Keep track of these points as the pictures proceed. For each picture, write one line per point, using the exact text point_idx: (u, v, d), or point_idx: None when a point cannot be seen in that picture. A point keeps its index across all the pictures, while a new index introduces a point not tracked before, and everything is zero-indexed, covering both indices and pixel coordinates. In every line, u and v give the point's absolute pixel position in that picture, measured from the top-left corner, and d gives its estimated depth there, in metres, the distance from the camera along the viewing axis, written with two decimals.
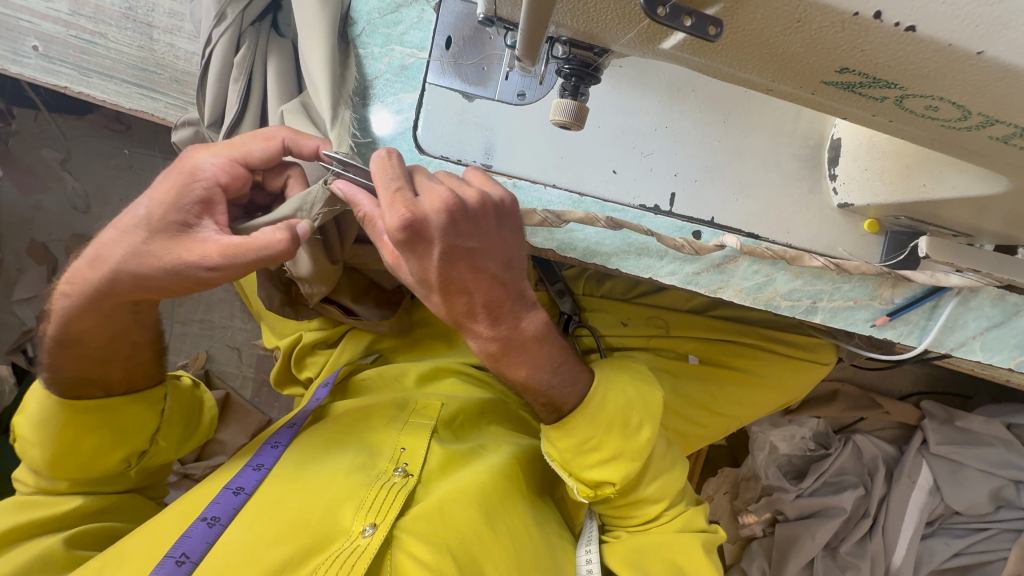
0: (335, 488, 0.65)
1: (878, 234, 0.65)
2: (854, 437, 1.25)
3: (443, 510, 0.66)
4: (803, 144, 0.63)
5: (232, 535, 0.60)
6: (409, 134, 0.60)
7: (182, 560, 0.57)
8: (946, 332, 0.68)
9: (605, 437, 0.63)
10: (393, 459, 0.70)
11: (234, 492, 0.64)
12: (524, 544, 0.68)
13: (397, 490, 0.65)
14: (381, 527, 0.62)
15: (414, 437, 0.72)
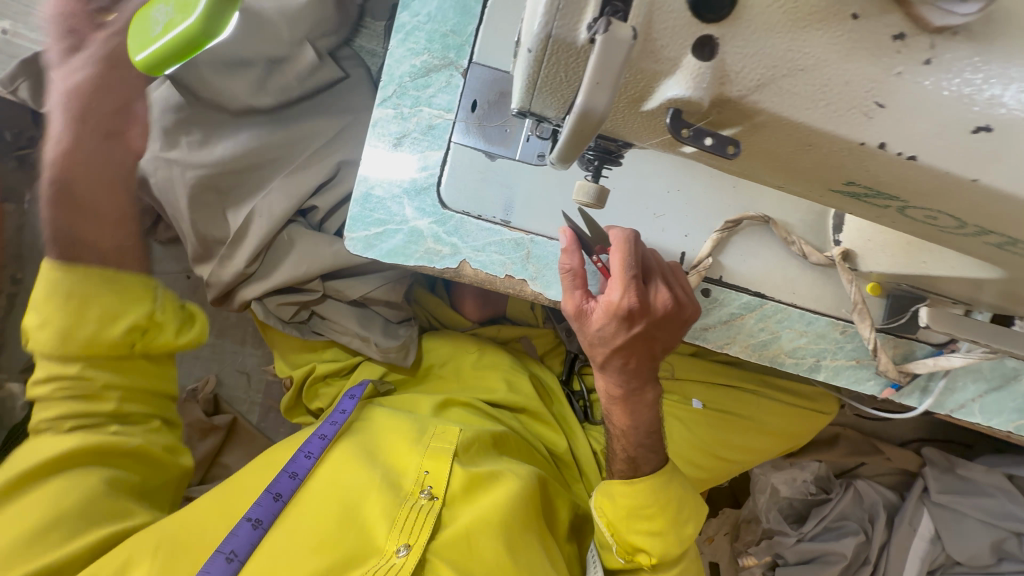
0: (365, 504, 0.67)
1: (880, 296, 0.66)
2: (855, 482, 1.25)
3: (467, 540, 0.68)
4: (809, 209, 0.66)
5: (274, 539, 0.63)
6: (434, 189, 0.63)
7: (232, 557, 0.60)
8: (945, 393, 0.69)
9: (660, 513, 0.72)
10: (418, 481, 0.72)
11: (274, 497, 0.66)
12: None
13: (425, 513, 0.68)
14: (414, 549, 0.64)
15: (437, 461, 0.73)
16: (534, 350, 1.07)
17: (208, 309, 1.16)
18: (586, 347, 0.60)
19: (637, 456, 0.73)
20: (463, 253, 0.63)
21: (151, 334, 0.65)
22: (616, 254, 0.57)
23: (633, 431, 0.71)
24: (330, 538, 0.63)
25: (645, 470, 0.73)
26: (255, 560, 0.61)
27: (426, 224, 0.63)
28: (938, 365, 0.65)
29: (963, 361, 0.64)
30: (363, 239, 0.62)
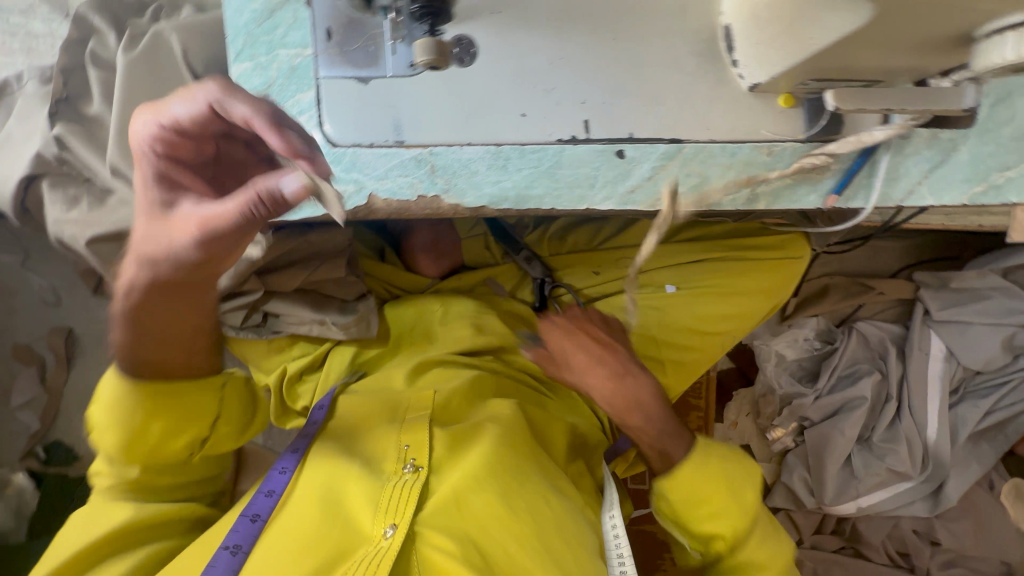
0: (347, 496, 0.67)
1: (796, 107, 0.64)
2: (856, 326, 1.25)
3: (457, 500, 0.67)
4: (698, 38, 0.63)
5: (255, 561, 0.63)
6: (318, 131, 0.61)
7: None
8: (890, 184, 0.68)
9: (718, 494, 0.79)
10: (400, 458, 0.71)
11: (251, 519, 0.67)
12: (536, 514, 0.68)
13: (410, 486, 0.67)
14: (401, 526, 0.63)
15: (414, 433, 0.74)
16: (502, 288, 1.06)
17: None
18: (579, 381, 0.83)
19: (658, 444, 0.81)
20: (368, 185, 0.63)
21: (202, 445, 0.74)
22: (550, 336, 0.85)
23: (627, 401, 0.81)
24: (317, 535, 0.63)
25: (671, 446, 0.81)
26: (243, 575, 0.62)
27: None
28: (862, 141, 0.62)
29: (886, 133, 0.61)
30: None
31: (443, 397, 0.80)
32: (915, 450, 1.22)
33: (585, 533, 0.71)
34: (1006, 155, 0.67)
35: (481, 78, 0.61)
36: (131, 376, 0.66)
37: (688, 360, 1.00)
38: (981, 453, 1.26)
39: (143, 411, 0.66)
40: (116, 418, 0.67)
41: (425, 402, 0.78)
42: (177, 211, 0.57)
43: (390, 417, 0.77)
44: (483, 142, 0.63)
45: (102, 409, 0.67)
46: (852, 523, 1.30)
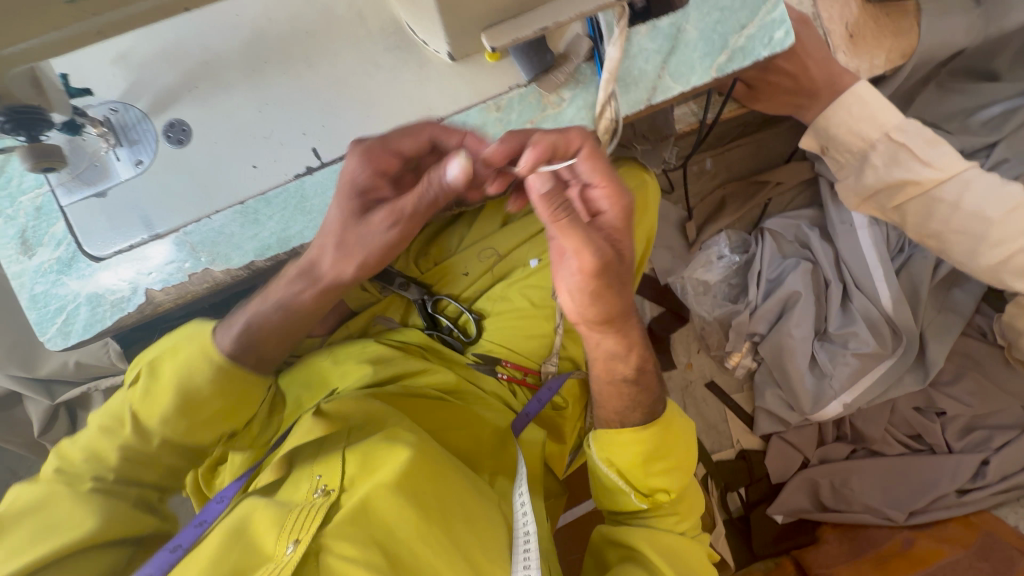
0: (253, 523, 0.65)
1: (504, 58, 0.65)
2: (765, 226, 1.20)
3: (365, 510, 0.66)
4: (385, 34, 0.65)
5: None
6: (81, 253, 0.65)
7: (174, 551, 0.63)
8: (628, 90, 0.67)
9: (669, 454, 0.76)
10: (313, 485, 0.71)
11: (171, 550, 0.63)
12: (442, 513, 0.69)
13: (318, 508, 0.66)
14: (301, 541, 0.61)
15: (328, 461, 0.73)
16: (392, 320, 1.07)
17: None
18: (599, 293, 0.60)
19: (624, 412, 0.76)
20: (142, 283, 0.66)
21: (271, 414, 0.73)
22: (579, 169, 0.57)
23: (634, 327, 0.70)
24: (219, 562, 0.60)
25: (638, 354, 0.73)
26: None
27: (99, 284, 0.65)
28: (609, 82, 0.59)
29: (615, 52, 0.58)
30: (57, 332, 0.65)
31: (357, 422, 0.80)
32: (876, 324, 1.13)
33: (494, 521, 0.73)
34: (734, 15, 0.66)
35: (203, 148, 0.65)
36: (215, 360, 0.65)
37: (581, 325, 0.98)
38: (953, 301, 1.16)
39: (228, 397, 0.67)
40: (228, 393, 0.67)
41: (339, 432, 0.78)
42: (371, 220, 0.61)
43: (309, 452, 0.76)
44: (229, 204, 0.65)
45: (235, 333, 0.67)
46: (849, 423, 1.22)
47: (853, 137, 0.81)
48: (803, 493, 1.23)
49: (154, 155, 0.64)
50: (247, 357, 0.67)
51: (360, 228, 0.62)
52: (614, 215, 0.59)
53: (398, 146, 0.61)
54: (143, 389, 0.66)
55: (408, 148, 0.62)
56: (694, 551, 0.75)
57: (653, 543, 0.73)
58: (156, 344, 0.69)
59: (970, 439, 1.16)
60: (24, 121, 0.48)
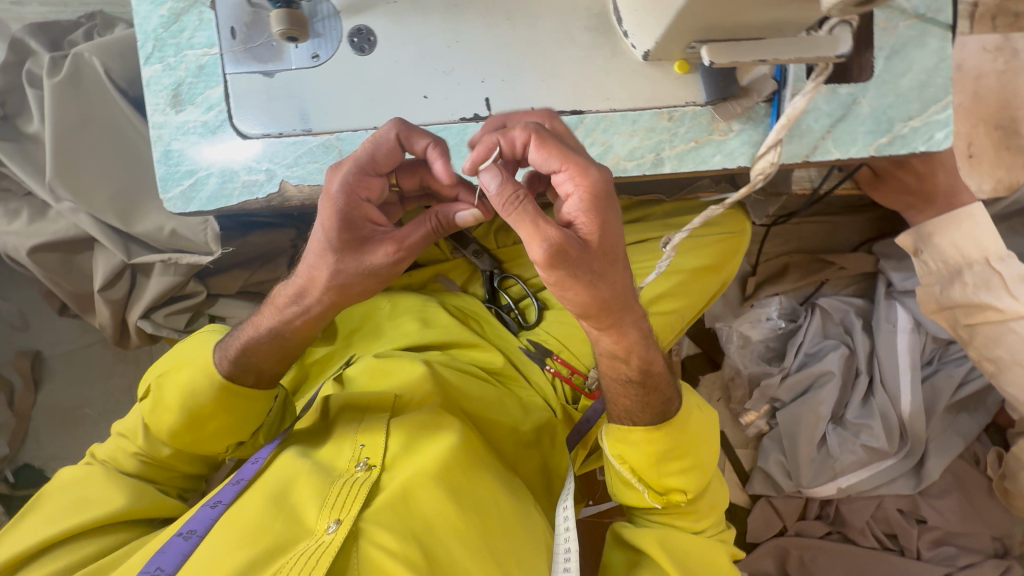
0: (293, 490, 0.60)
1: (692, 73, 0.66)
2: (818, 302, 1.25)
3: (408, 498, 0.60)
4: (590, 14, 0.66)
5: (205, 547, 0.55)
6: (230, 125, 0.64)
7: (188, 535, 0.55)
8: (795, 141, 0.68)
9: (685, 452, 0.76)
10: (354, 457, 0.65)
11: (210, 506, 0.59)
12: (488, 519, 0.61)
13: (361, 484, 0.60)
14: (344, 521, 0.55)
15: (372, 432, 0.67)
16: (453, 283, 1.08)
17: (144, 362, 1.19)
18: (569, 286, 0.53)
19: (634, 414, 0.74)
20: (279, 174, 0.65)
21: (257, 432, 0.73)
22: (532, 158, 0.54)
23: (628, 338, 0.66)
24: (252, 525, 0.56)
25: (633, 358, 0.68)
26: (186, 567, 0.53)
27: (235, 159, 0.64)
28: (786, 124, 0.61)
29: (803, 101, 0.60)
30: (180, 195, 0.63)
31: (404, 394, 0.75)
32: (890, 423, 1.18)
33: (541, 540, 0.65)
34: (907, 104, 0.69)
35: (383, 62, 0.64)
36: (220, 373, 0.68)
37: None
38: (962, 423, 1.22)
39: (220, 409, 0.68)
40: (231, 404, 0.69)
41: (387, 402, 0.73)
42: (372, 251, 0.60)
43: (351, 415, 0.71)
44: None
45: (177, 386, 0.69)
46: (835, 506, 1.26)
47: (953, 249, 0.87)
48: (771, 557, 1.28)
49: (332, 54, 0.63)
50: (239, 378, 0.68)
51: (363, 257, 0.60)
52: (579, 199, 0.53)
53: (381, 169, 0.59)
54: (153, 402, 0.69)
55: (391, 168, 0.60)
56: (706, 545, 0.77)
57: (664, 545, 0.74)
58: (160, 363, 0.73)
59: (938, 552, 1.22)
60: (292, 20, 0.58)
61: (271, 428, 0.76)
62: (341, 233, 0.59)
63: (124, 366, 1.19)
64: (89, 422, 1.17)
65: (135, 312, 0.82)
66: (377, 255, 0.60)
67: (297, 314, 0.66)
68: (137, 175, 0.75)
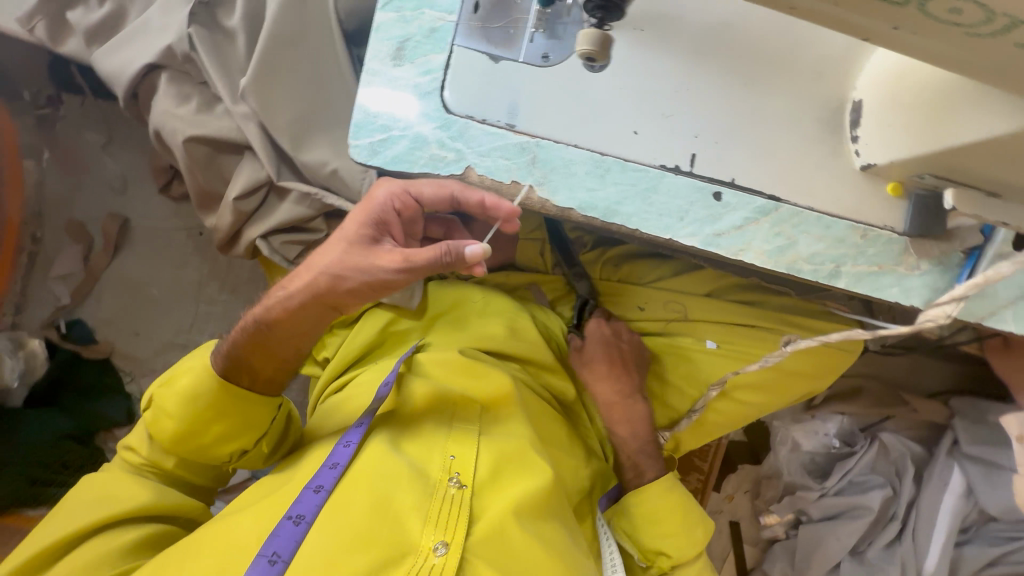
0: (394, 493, 0.62)
1: (901, 199, 0.64)
2: (880, 435, 1.20)
3: (501, 530, 0.63)
4: (825, 106, 0.63)
5: (316, 539, 0.57)
6: (438, 94, 0.63)
7: (274, 559, 0.55)
8: (974, 300, 0.65)
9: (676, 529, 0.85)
10: (445, 468, 0.66)
11: (314, 491, 0.61)
12: (569, 565, 0.64)
13: (458, 503, 0.63)
14: (453, 546, 0.59)
15: (463, 445, 0.69)
16: (544, 296, 1.03)
17: (220, 265, 1.18)
18: None
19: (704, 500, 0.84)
20: (468, 158, 0.63)
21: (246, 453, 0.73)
22: None
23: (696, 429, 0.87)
24: (361, 528, 0.58)
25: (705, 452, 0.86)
26: (299, 560, 0.55)
27: (430, 129, 0.63)
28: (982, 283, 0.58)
29: (1012, 268, 0.57)
30: (368, 145, 0.62)
31: (486, 404, 0.75)
32: None
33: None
34: None
35: (606, 85, 0.62)
36: (218, 369, 0.69)
37: (707, 419, 0.97)
38: None
39: (213, 414, 0.68)
40: (235, 410, 0.69)
41: (472, 411, 0.73)
42: (381, 250, 0.65)
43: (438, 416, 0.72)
44: (591, 147, 0.63)
45: (179, 393, 0.68)
46: None
47: None
48: None
49: (563, 59, 0.62)
50: (239, 376, 0.70)
51: (366, 257, 0.64)
52: None
53: (417, 192, 0.66)
54: (155, 411, 0.70)
55: (431, 198, 0.66)
56: None
57: None
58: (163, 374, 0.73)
59: None
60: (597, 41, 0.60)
61: (275, 439, 0.75)
62: (361, 230, 0.66)
63: (199, 260, 1.18)
64: (150, 301, 1.16)
65: (257, 230, 0.81)
66: (384, 258, 0.64)
67: (279, 298, 0.68)
68: (316, 104, 0.73)
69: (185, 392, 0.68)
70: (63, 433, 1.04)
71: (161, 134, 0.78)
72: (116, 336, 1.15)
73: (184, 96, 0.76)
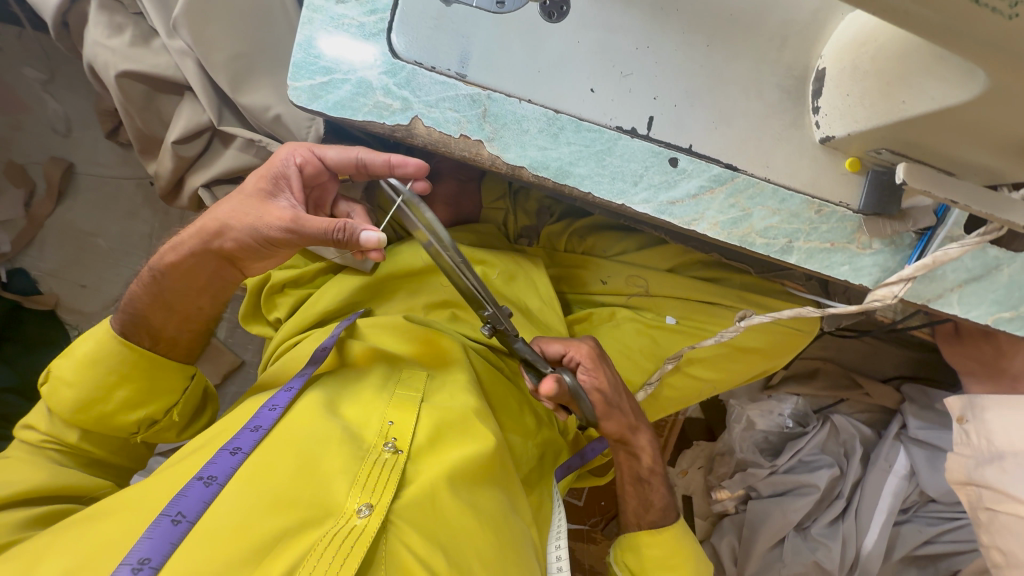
0: (324, 456, 0.60)
1: (860, 174, 0.63)
2: (832, 417, 1.23)
3: (433, 497, 0.62)
4: (788, 74, 0.61)
5: (231, 497, 0.55)
6: (385, 37, 0.59)
7: (178, 519, 0.52)
8: (923, 282, 0.65)
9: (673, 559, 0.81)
10: (381, 433, 0.65)
11: (231, 452, 0.59)
12: (498, 533, 0.64)
13: (389, 468, 0.61)
14: (378, 509, 0.57)
15: (402, 410, 0.67)
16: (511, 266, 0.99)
17: (171, 218, 1.13)
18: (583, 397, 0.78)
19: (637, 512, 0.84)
20: (415, 108, 0.59)
21: (152, 425, 0.70)
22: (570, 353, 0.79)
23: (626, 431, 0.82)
24: (282, 489, 0.56)
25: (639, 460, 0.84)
26: (209, 520, 0.53)
27: (376, 74, 0.59)
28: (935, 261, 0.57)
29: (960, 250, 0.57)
30: (308, 88, 0.58)
31: (433, 373, 0.74)
32: (848, 553, 1.16)
33: (536, 564, 0.68)
34: None
35: (564, 38, 0.59)
36: (121, 327, 0.67)
37: (663, 395, 0.97)
38: None
39: (119, 377, 0.66)
40: (143, 373, 0.68)
41: (417, 378, 0.72)
42: (274, 205, 0.61)
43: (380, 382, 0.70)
44: (545, 103, 0.60)
45: (78, 359, 0.66)
46: None
47: (1001, 429, 0.79)
48: None
49: (518, 6, 0.58)
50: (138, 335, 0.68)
51: (260, 210, 0.61)
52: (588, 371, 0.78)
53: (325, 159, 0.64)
54: (53, 382, 0.66)
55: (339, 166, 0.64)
56: None
57: None
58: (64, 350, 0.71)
59: None
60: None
61: (189, 407, 0.73)
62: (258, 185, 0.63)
63: (149, 213, 1.12)
64: (97, 253, 1.11)
65: (198, 178, 0.77)
66: (274, 214, 0.60)
67: (172, 249, 0.66)
68: (260, 44, 0.69)
69: (89, 355, 0.66)
70: (5, 388, 1.03)
71: (94, 70, 0.73)
72: (61, 288, 1.10)
73: (116, 28, 0.71)
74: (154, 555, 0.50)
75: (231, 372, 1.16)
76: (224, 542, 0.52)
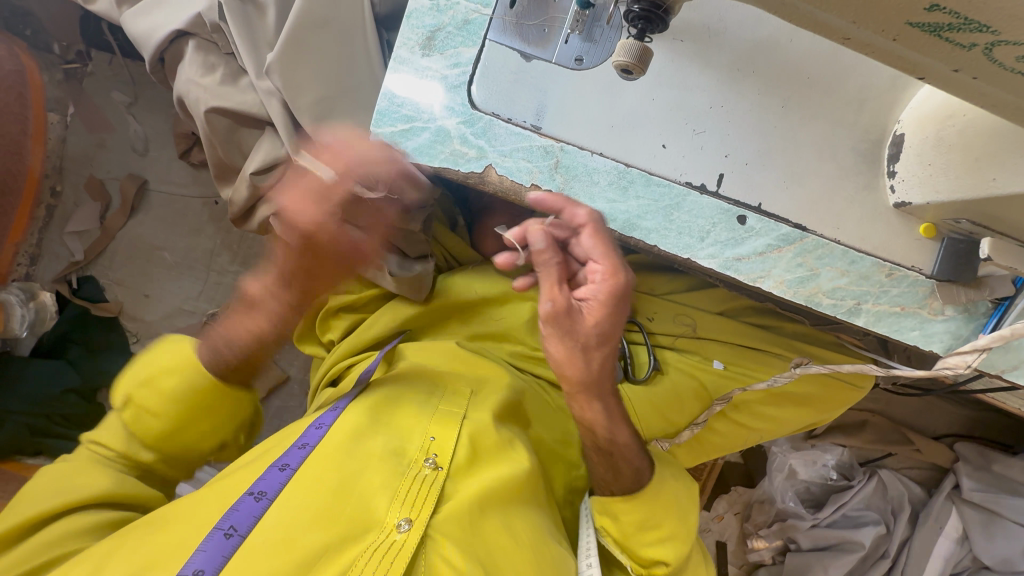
0: (367, 472, 0.61)
1: (934, 240, 0.62)
2: (879, 471, 1.18)
3: (472, 517, 0.62)
4: (864, 137, 0.61)
5: (276, 511, 0.56)
6: (465, 89, 0.61)
7: (230, 532, 0.54)
8: (997, 352, 0.63)
9: (665, 519, 0.72)
10: (423, 449, 0.66)
11: (280, 469, 0.60)
12: (537, 555, 0.64)
13: (429, 484, 0.62)
14: (417, 524, 0.58)
15: (444, 428, 0.68)
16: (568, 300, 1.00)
17: (232, 236, 1.18)
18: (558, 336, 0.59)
19: (609, 481, 0.71)
20: (490, 157, 0.61)
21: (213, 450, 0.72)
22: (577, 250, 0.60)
23: (583, 372, 0.62)
24: (324, 502, 0.57)
25: (601, 432, 0.67)
26: (257, 535, 0.54)
27: (454, 124, 0.61)
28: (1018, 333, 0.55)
29: None
30: (389, 135, 0.62)
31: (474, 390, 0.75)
32: None
33: None
34: None
35: (639, 95, 0.60)
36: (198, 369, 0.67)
37: (708, 440, 0.94)
38: None
39: (196, 411, 0.67)
40: (211, 406, 0.68)
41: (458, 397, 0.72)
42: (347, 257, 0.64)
43: (421, 403, 0.71)
44: (616, 157, 0.61)
45: (159, 389, 0.67)
46: None
47: None
48: None
49: (597, 63, 0.60)
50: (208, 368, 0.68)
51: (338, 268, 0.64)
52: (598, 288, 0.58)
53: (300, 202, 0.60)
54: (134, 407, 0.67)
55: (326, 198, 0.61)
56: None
57: None
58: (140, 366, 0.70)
59: None
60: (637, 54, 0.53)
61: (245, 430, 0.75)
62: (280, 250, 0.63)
63: (214, 230, 1.18)
64: (162, 265, 1.17)
65: (269, 207, 0.81)
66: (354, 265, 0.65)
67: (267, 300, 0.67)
68: (341, 87, 0.73)
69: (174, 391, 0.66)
70: (68, 387, 1.06)
71: (185, 103, 0.78)
72: (125, 296, 1.16)
73: (209, 67, 0.75)
74: (207, 567, 0.51)
75: (276, 387, 1.19)
76: (265, 558, 0.53)
